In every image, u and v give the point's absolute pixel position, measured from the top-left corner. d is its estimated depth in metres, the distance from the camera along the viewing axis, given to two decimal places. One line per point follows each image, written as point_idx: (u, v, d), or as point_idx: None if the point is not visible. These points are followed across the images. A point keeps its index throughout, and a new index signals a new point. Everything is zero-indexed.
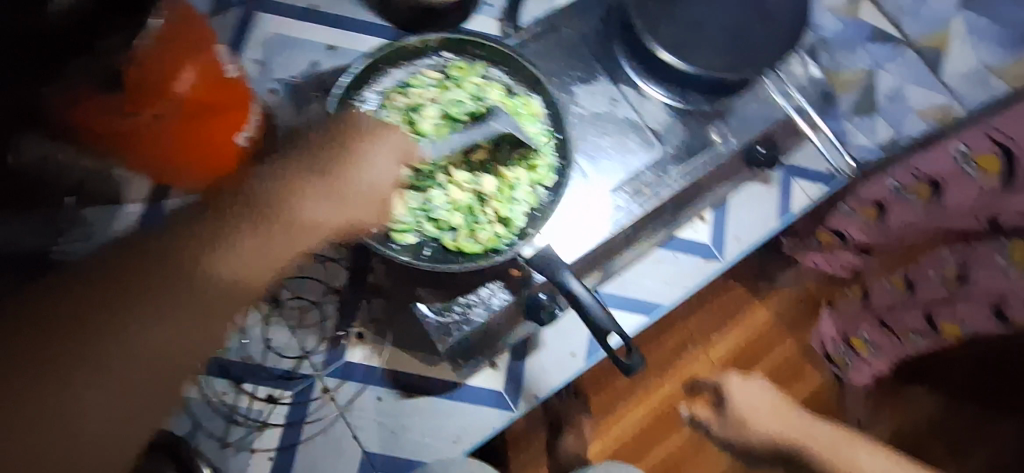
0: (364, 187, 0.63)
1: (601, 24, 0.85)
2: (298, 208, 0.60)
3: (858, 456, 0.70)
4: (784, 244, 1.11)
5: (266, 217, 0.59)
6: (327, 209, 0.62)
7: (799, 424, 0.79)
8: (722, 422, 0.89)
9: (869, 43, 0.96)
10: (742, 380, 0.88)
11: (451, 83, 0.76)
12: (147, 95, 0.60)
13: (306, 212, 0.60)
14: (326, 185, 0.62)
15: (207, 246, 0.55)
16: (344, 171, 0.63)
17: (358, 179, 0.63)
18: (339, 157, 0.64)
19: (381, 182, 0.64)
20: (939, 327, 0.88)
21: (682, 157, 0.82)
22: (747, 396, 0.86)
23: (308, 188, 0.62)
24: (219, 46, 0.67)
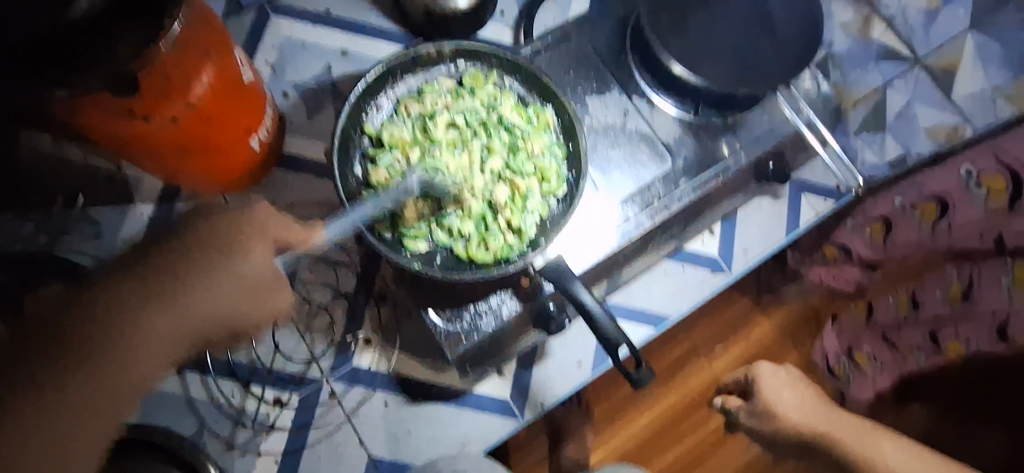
0: (230, 280, 0.55)
1: (612, 36, 0.86)
2: (161, 310, 0.53)
3: (882, 447, 0.70)
4: (789, 257, 1.11)
5: (123, 320, 0.52)
6: (194, 303, 0.54)
7: (823, 417, 0.78)
8: (749, 412, 0.87)
9: (879, 61, 0.97)
10: (774, 370, 0.89)
11: (465, 91, 0.75)
12: (162, 93, 0.60)
13: (163, 315, 0.53)
14: (178, 288, 0.53)
15: (67, 352, 0.51)
16: (209, 268, 0.54)
17: (220, 278, 0.54)
18: (206, 245, 0.54)
19: (257, 274, 0.56)
20: (942, 345, 0.89)
21: (691, 171, 0.82)
22: (776, 390, 0.85)
23: (149, 293, 0.53)
24: (237, 52, 0.68)
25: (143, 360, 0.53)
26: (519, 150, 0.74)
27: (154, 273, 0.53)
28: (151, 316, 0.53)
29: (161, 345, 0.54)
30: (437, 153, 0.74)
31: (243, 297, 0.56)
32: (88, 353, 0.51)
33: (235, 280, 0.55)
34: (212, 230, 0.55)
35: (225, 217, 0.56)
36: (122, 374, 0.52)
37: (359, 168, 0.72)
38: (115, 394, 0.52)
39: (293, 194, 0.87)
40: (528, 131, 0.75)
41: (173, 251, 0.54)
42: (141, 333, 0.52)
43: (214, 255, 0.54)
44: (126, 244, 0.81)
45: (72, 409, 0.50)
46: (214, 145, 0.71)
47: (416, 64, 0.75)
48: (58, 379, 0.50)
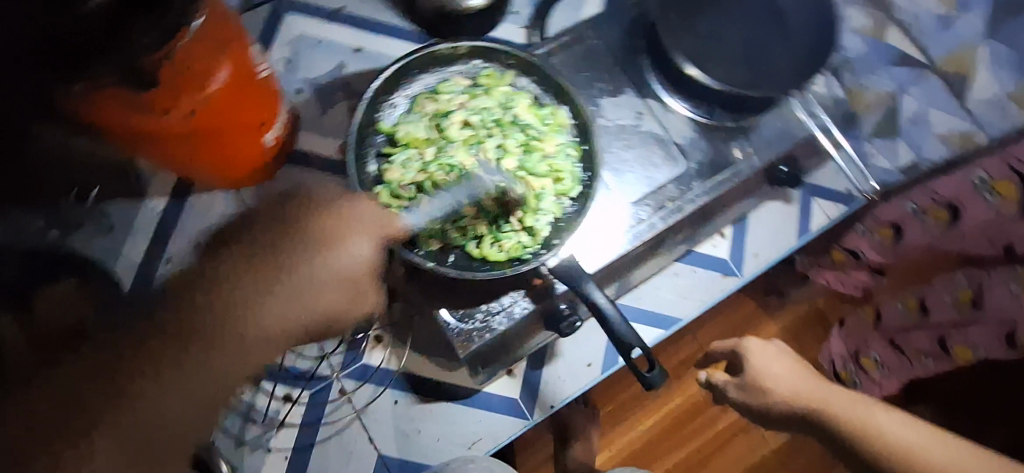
0: (333, 274, 0.54)
1: (626, 37, 0.86)
2: (267, 302, 0.51)
3: (875, 414, 0.66)
4: (799, 262, 1.08)
5: (223, 314, 0.50)
6: (293, 295, 0.52)
7: (822, 390, 0.71)
8: (737, 385, 0.76)
9: (893, 66, 0.97)
10: (763, 343, 0.78)
11: (480, 90, 0.76)
12: (179, 89, 0.60)
13: (267, 305, 0.51)
14: (278, 280, 0.52)
15: (183, 343, 0.48)
16: (317, 258, 0.54)
17: (318, 271, 0.54)
18: (316, 238, 0.54)
19: (354, 268, 0.55)
20: (950, 350, 0.90)
21: (704, 173, 0.82)
22: (766, 362, 0.75)
23: (261, 283, 0.51)
24: (253, 47, 0.68)
25: (238, 360, 0.50)
26: (533, 150, 0.74)
27: (257, 261, 0.52)
28: (259, 310, 0.51)
29: (258, 342, 0.51)
30: (452, 151, 0.74)
31: (337, 290, 0.55)
32: (199, 347, 0.48)
33: (332, 272, 0.54)
34: (325, 223, 0.55)
35: (327, 212, 0.56)
36: (226, 370, 0.50)
37: (372, 166, 0.72)
38: (193, 405, 0.49)
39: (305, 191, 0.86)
40: (541, 130, 0.75)
41: (279, 240, 0.53)
42: (252, 328, 0.51)
43: (326, 247, 0.54)
44: (141, 240, 0.83)
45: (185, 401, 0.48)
46: (227, 141, 0.71)
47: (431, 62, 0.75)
48: (179, 373, 0.48)
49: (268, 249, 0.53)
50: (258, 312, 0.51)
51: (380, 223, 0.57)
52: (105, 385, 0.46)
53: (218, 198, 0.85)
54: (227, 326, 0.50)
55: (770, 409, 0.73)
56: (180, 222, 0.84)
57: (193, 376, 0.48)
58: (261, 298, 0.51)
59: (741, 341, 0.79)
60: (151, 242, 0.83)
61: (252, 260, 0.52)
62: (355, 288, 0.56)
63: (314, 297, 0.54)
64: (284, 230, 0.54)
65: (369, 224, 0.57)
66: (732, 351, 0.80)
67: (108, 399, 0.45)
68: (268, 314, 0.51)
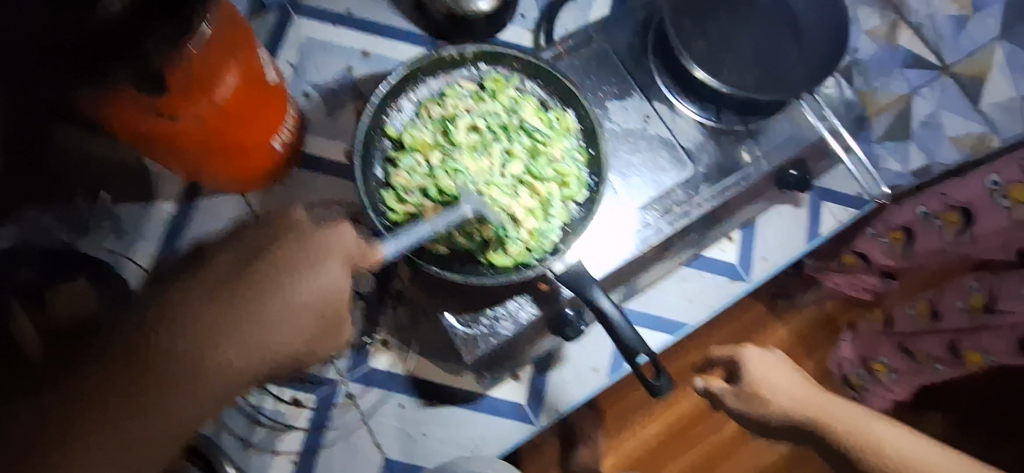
0: (304, 301, 0.50)
1: (634, 39, 0.85)
2: (244, 336, 0.48)
3: (872, 423, 0.65)
4: (807, 265, 1.09)
5: (184, 346, 0.46)
6: (268, 330, 0.49)
7: (819, 399, 0.71)
8: (734, 393, 0.77)
9: (905, 68, 0.95)
10: (760, 354, 0.79)
11: (486, 94, 0.75)
12: (187, 94, 0.60)
13: (238, 341, 0.48)
14: (250, 307, 0.49)
15: (154, 377, 0.46)
16: (287, 287, 0.50)
17: (291, 301, 0.50)
18: (290, 261, 0.51)
19: (335, 291, 0.52)
20: (962, 356, 0.88)
21: (712, 177, 0.82)
22: (764, 370, 0.77)
23: (231, 314, 0.48)
24: (262, 50, 0.68)
25: (210, 391, 0.48)
26: (540, 155, 0.74)
27: (225, 282, 0.49)
28: (227, 342, 0.48)
29: (229, 375, 0.48)
30: (458, 156, 0.73)
31: (317, 317, 0.52)
32: (162, 382, 0.46)
33: (308, 298, 0.51)
34: (293, 249, 0.51)
35: (300, 234, 0.52)
36: (196, 405, 0.47)
37: (379, 170, 0.72)
38: (168, 433, 0.47)
39: (312, 195, 0.87)
40: (548, 135, 0.75)
41: (253, 264, 0.50)
42: (224, 362, 0.48)
43: (303, 269, 0.50)
44: (151, 245, 0.83)
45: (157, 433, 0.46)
46: (235, 146, 0.71)
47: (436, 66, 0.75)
48: (154, 405, 0.46)
49: (237, 275, 0.50)
50: (226, 342, 0.48)
51: (352, 248, 0.53)
52: (68, 425, 0.44)
53: (227, 203, 0.85)
54: (193, 358, 0.47)
55: (766, 417, 0.73)
56: (188, 226, 0.84)
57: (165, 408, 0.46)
58: (236, 333, 0.48)
59: (740, 351, 0.80)
60: (160, 247, 0.84)
61: (220, 287, 0.49)
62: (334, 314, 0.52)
63: (288, 325, 0.50)
64: (252, 258, 0.51)
65: (340, 244, 0.52)
66: (730, 361, 0.82)
67: (81, 434, 0.44)
68: (239, 345, 0.48)
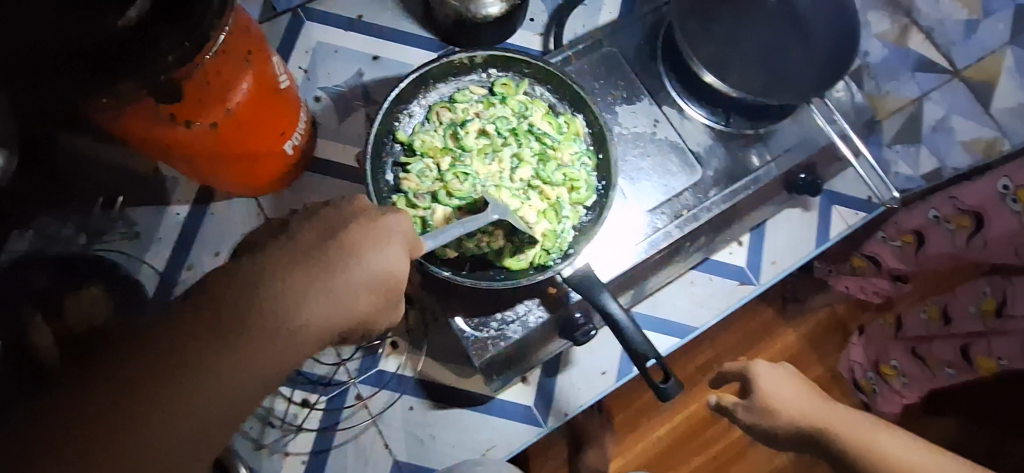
0: (360, 284, 0.48)
1: (643, 43, 0.86)
2: (305, 304, 0.46)
3: (877, 436, 0.67)
4: (817, 269, 1.07)
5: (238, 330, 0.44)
6: (333, 303, 0.47)
7: (829, 411, 0.71)
8: (745, 408, 0.75)
9: (916, 72, 0.95)
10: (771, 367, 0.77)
11: (496, 99, 0.76)
12: (202, 101, 0.61)
13: (306, 311, 0.46)
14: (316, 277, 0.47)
15: (221, 342, 0.43)
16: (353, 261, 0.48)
17: (356, 276, 0.48)
18: (356, 233, 0.50)
19: (396, 272, 0.51)
20: (973, 361, 0.90)
21: (721, 181, 0.81)
22: (774, 385, 0.74)
23: (298, 279, 0.46)
24: (274, 58, 0.69)
25: (253, 379, 0.44)
26: (549, 160, 0.74)
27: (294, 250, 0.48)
28: (295, 311, 0.46)
29: (278, 354, 0.45)
30: (467, 160, 0.74)
31: (377, 296, 0.50)
32: (228, 348, 0.43)
33: (369, 276, 0.49)
34: (353, 235, 0.49)
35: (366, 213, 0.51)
36: (257, 376, 0.44)
37: (390, 174, 0.74)
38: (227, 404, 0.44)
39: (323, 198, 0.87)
40: (557, 139, 0.75)
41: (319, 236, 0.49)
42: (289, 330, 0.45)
43: (366, 245, 0.49)
44: (165, 249, 0.84)
45: (192, 415, 0.42)
46: (246, 152, 0.72)
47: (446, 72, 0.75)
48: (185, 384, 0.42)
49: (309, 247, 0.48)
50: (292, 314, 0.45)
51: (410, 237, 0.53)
52: (108, 406, 0.40)
53: (239, 208, 0.86)
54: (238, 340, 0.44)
55: (779, 432, 0.72)
56: (201, 229, 0.85)
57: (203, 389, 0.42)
58: (299, 301, 0.46)
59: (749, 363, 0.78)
60: (174, 251, 0.84)
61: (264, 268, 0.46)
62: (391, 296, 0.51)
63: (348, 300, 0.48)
64: (319, 233, 0.49)
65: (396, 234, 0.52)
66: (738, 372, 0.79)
67: (114, 429, 0.40)
68: (294, 321, 0.45)
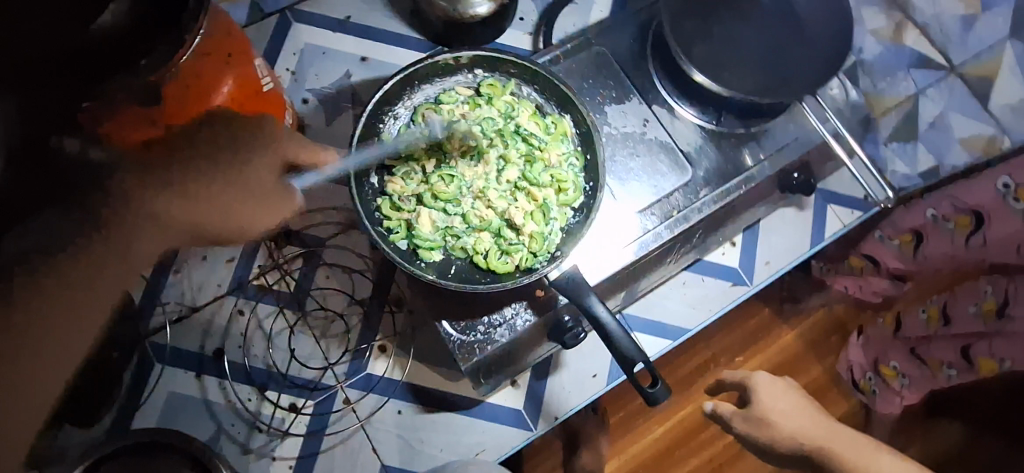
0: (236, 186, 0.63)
1: (634, 42, 0.85)
2: (158, 207, 0.58)
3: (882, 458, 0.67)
4: (816, 267, 1.06)
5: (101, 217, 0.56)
6: (190, 203, 0.60)
7: (829, 431, 0.71)
8: (742, 417, 0.76)
9: (913, 69, 0.93)
10: (771, 379, 0.77)
11: (482, 100, 0.75)
12: (186, 103, 0.61)
13: (167, 204, 0.59)
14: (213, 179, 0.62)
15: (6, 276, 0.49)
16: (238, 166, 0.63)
17: (240, 179, 0.63)
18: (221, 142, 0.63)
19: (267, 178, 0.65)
20: (974, 362, 0.90)
21: (712, 181, 0.80)
22: (773, 399, 0.75)
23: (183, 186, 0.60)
24: (258, 61, 0.69)
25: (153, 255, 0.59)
26: (536, 161, 0.73)
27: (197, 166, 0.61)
28: (132, 213, 0.57)
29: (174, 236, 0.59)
30: (452, 162, 0.73)
31: (239, 193, 0.63)
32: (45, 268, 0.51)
33: (255, 178, 0.64)
34: (216, 134, 0.62)
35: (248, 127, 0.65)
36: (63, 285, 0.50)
37: (375, 177, 0.72)
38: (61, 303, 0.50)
39: None
40: (544, 140, 0.74)
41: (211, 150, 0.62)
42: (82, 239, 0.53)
43: (256, 146, 0.64)
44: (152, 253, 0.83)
45: (87, 294, 0.51)
46: None
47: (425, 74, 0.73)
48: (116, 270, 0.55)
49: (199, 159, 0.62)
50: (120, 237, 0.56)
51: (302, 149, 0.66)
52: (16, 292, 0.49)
53: None
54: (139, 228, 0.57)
55: (774, 444, 0.72)
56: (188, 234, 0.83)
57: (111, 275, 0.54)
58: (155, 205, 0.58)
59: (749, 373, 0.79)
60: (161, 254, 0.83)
61: (177, 180, 0.60)
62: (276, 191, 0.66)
63: (205, 196, 0.61)
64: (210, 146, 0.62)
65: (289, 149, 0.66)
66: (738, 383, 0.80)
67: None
68: (165, 210, 0.59)
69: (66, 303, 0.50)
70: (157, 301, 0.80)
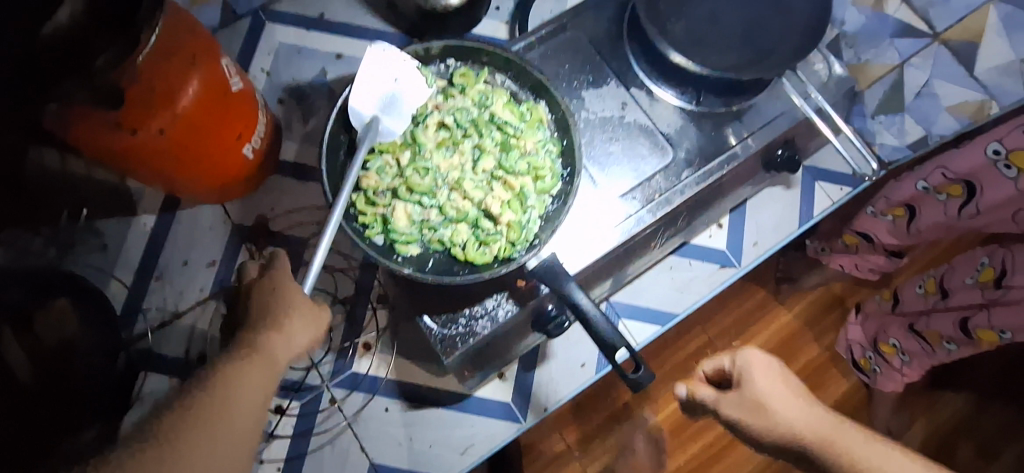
0: (258, 309, 0.61)
1: (610, 26, 0.83)
2: (260, 342, 0.58)
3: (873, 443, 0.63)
4: (810, 247, 1.12)
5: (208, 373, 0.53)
6: (280, 334, 0.59)
7: (823, 420, 0.67)
8: (735, 402, 0.72)
9: (897, 37, 0.87)
10: (765, 365, 0.73)
11: (455, 90, 0.74)
12: (150, 100, 0.60)
13: (263, 338, 0.58)
14: (270, 309, 0.60)
15: (165, 435, 0.48)
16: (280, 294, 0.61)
17: (289, 296, 0.61)
18: (267, 289, 0.62)
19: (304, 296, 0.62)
20: (973, 333, 0.88)
21: (694, 162, 0.79)
22: (767, 383, 0.71)
23: (264, 321, 0.59)
24: (226, 59, 0.67)
25: (251, 421, 0.53)
26: (512, 148, 0.72)
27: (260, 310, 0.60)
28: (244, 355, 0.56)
29: (264, 375, 0.56)
30: (427, 154, 0.72)
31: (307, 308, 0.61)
32: (195, 419, 0.50)
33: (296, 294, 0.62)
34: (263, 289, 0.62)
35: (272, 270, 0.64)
36: (226, 417, 0.51)
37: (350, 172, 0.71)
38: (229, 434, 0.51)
39: (295, 201, 0.85)
40: (519, 128, 0.73)
41: (259, 296, 0.61)
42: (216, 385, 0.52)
43: (279, 280, 0.62)
44: (134, 259, 0.82)
45: (240, 419, 0.52)
46: (204, 156, 0.70)
47: (365, 84, 0.68)
48: (208, 430, 0.50)
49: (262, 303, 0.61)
50: (244, 372, 0.54)
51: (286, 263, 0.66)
52: (174, 437, 0.48)
53: (207, 213, 0.84)
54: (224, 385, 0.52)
55: (768, 433, 0.68)
56: (168, 240, 0.83)
57: (214, 461, 0.49)
58: (257, 342, 0.57)
59: (737, 352, 0.76)
60: (142, 261, 0.82)
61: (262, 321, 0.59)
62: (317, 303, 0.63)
63: (288, 318, 0.60)
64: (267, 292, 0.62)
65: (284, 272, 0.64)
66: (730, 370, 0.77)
67: None
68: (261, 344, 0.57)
69: (221, 430, 0.50)
70: (140, 307, 0.81)
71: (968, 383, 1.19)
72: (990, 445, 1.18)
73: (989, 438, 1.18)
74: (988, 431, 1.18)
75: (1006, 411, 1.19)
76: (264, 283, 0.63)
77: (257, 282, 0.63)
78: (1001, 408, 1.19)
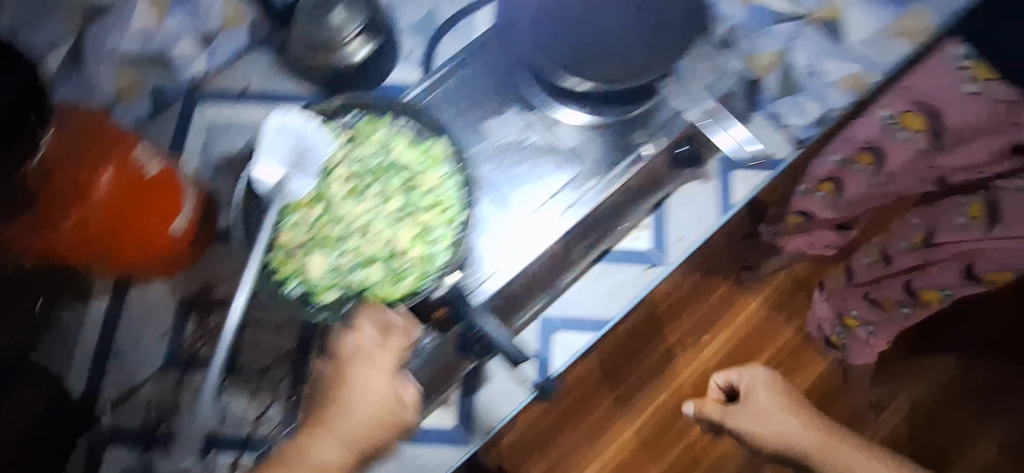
0: (331, 398, 0.70)
1: (503, 57, 0.87)
2: (318, 439, 0.68)
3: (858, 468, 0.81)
4: (763, 232, 1.10)
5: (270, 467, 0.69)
6: (335, 435, 0.69)
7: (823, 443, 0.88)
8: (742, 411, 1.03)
9: (776, 24, 0.94)
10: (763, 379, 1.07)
11: (358, 140, 0.78)
12: (66, 196, 0.69)
13: (320, 438, 0.69)
14: (336, 407, 0.70)
15: None
16: (346, 392, 0.70)
17: (355, 398, 0.69)
18: (341, 380, 0.70)
19: (380, 398, 0.69)
20: (919, 293, 0.90)
21: (598, 171, 0.83)
22: (762, 391, 1.05)
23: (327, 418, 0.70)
24: (140, 149, 0.73)
25: None
26: (415, 187, 0.77)
27: (334, 406, 0.70)
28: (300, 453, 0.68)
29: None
30: (338, 203, 0.77)
31: (376, 415, 0.69)
32: None
33: (367, 400, 0.69)
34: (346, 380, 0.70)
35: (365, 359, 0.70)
36: None
37: None
38: None
39: (224, 266, 0.86)
40: (421, 167, 0.77)
41: (341, 387, 0.70)
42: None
43: (360, 377, 0.69)
44: (91, 344, 0.86)
45: None
46: (125, 244, 0.73)
47: (265, 150, 0.73)
48: None
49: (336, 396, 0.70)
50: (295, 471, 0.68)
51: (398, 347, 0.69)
52: None
53: (155, 290, 0.88)
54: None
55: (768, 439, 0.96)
56: (123, 320, 0.87)
57: None
58: (313, 439, 0.69)
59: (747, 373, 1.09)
60: (99, 344, 0.87)
61: (328, 418, 0.70)
62: (393, 410, 0.69)
63: (350, 421, 0.69)
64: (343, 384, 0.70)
65: (377, 367, 0.69)
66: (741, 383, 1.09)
67: None
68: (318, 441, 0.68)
69: None
70: (102, 388, 0.85)
71: (947, 343, 1.17)
72: (975, 401, 1.16)
73: (975, 395, 1.16)
74: (974, 388, 1.16)
75: (989, 365, 1.17)
76: (362, 376, 0.70)
77: (352, 365, 0.70)
78: (984, 364, 1.17)
